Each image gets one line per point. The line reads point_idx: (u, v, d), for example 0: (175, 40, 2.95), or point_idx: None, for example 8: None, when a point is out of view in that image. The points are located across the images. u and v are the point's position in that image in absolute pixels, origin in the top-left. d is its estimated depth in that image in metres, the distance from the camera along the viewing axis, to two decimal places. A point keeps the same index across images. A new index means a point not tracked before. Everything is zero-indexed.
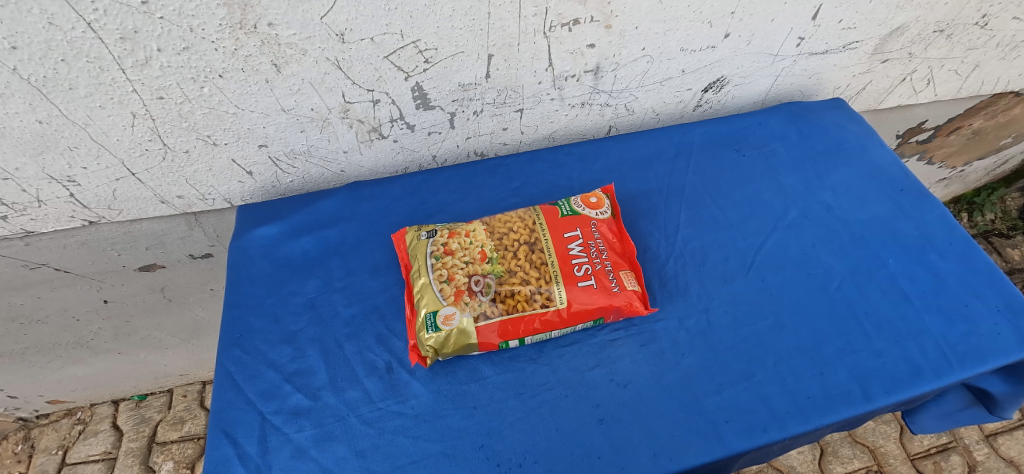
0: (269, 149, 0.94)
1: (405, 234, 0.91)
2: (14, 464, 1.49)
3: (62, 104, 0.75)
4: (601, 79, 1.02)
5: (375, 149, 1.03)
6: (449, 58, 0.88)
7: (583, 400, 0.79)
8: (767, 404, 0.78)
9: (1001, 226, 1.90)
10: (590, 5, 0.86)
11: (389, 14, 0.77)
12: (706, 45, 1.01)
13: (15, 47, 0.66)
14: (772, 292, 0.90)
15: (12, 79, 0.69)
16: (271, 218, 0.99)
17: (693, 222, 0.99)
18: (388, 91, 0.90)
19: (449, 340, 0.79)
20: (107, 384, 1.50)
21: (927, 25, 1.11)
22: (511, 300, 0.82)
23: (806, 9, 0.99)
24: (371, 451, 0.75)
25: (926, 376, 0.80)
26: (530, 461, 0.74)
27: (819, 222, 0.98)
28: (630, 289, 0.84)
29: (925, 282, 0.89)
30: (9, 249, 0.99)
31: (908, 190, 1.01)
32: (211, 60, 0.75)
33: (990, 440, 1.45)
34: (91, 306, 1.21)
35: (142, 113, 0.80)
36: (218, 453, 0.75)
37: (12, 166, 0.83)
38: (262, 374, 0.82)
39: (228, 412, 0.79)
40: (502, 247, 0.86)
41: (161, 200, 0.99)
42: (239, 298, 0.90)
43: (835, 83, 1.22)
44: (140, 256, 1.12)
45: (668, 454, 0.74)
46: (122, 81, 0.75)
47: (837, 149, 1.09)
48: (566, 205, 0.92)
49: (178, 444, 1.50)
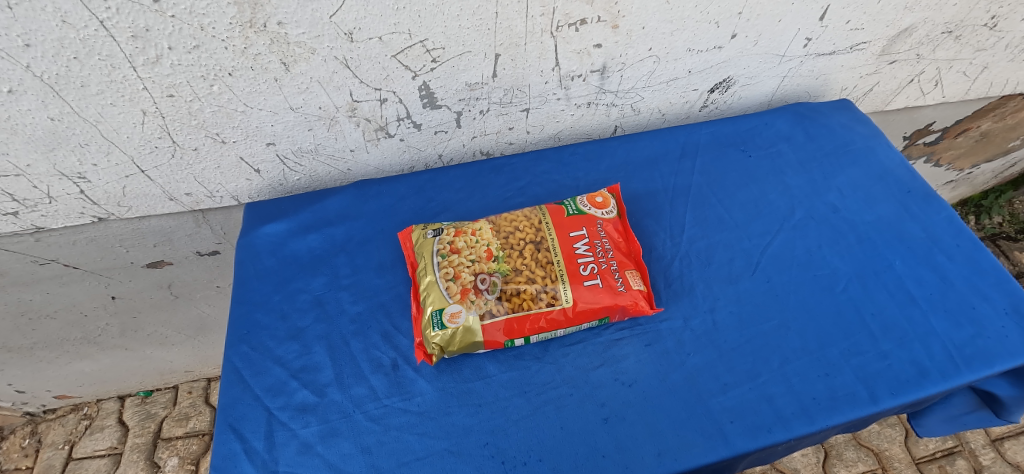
0: (277, 147, 0.95)
1: (410, 232, 0.92)
2: (20, 459, 1.50)
3: (74, 102, 0.76)
4: (607, 80, 1.02)
5: (380, 148, 1.03)
6: (456, 58, 0.89)
7: (587, 398, 0.79)
8: (772, 404, 0.78)
9: (1009, 229, 1.88)
10: (597, 5, 0.86)
11: (397, 14, 0.78)
12: (713, 45, 1.01)
13: (29, 44, 0.67)
14: (778, 293, 0.89)
15: (25, 77, 0.70)
16: (278, 216, 1.00)
17: (699, 222, 0.99)
18: (394, 90, 0.91)
19: (455, 338, 0.80)
20: (114, 380, 1.51)
21: (936, 26, 1.10)
22: (517, 299, 0.82)
23: (813, 10, 0.99)
24: (376, 448, 0.76)
25: (933, 378, 0.80)
26: (534, 459, 0.75)
27: (825, 223, 0.98)
28: (635, 289, 0.84)
29: (933, 284, 0.89)
30: (19, 244, 1.00)
31: (915, 191, 1.01)
32: (221, 58, 0.76)
33: (997, 444, 1.44)
34: (99, 302, 1.22)
35: (152, 111, 0.81)
36: (224, 448, 0.76)
37: (23, 162, 0.83)
38: (268, 370, 0.83)
39: (234, 408, 0.80)
40: (508, 246, 0.86)
41: (169, 198, 1.00)
42: (247, 295, 0.91)
43: (842, 84, 1.22)
44: (148, 253, 1.13)
45: (673, 454, 0.74)
46: (133, 79, 0.75)
47: (844, 150, 1.09)
48: (571, 204, 0.93)
49: (183, 440, 1.51)
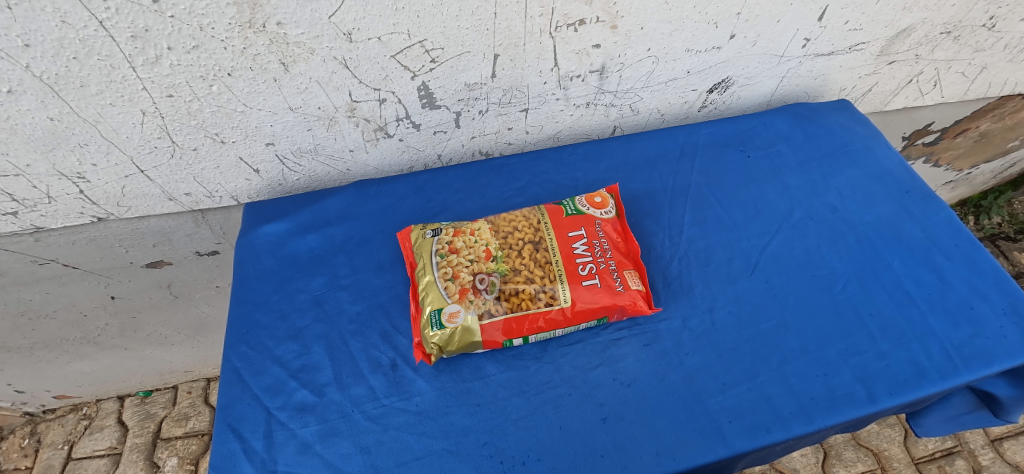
0: (276, 147, 0.95)
1: (409, 232, 0.92)
2: (20, 459, 1.50)
3: (73, 102, 0.76)
4: (606, 80, 1.02)
5: (380, 148, 1.03)
6: (455, 58, 0.89)
7: (586, 398, 0.79)
8: (771, 404, 0.78)
9: (1009, 230, 1.88)
10: (596, 5, 0.86)
11: (396, 14, 0.78)
12: (711, 46, 1.01)
13: (28, 45, 0.67)
14: (777, 293, 0.90)
15: (24, 77, 0.71)
16: (277, 216, 1.00)
17: (698, 223, 0.99)
18: (394, 90, 0.91)
19: (454, 338, 0.80)
20: (114, 380, 1.51)
21: (934, 26, 1.11)
22: (516, 299, 0.82)
23: (812, 10, 0.99)
24: (375, 448, 0.76)
25: (932, 378, 0.80)
26: (533, 459, 0.75)
27: (824, 224, 0.98)
28: (634, 289, 0.85)
29: (931, 284, 0.89)
30: (18, 244, 1.00)
31: (914, 192, 1.01)
32: (220, 58, 0.76)
33: (996, 444, 1.44)
34: (98, 302, 1.22)
35: (151, 111, 0.81)
36: (224, 448, 0.76)
37: (23, 162, 0.83)
38: (267, 370, 0.83)
39: (233, 407, 0.80)
40: (507, 246, 0.86)
41: (169, 198, 1.00)
42: (247, 295, 0.91)
43: (841, 85, 1.22)
44: (147, 253, 1.13)
45: (671, 454, 0.74)
46: (132, 79, 0.76)
47: (843, 150, 1.09)
48: (570, 204, 0.93)
49: (183, 440, 1.51)
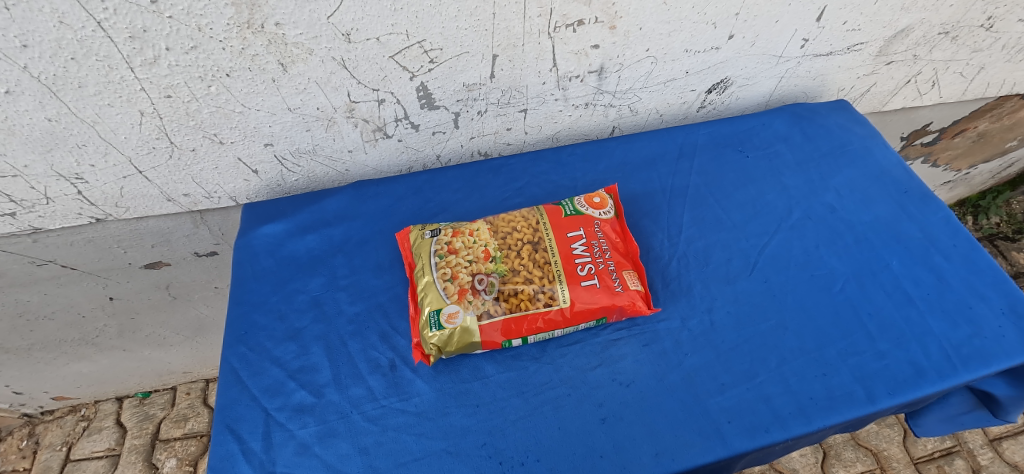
0: (276, 148, 0.95)
1: (408, 233, 0.92)
2: (18, 460, 1.49)
3: (72, 102, 0.76)
4: (605, 80, 1.02)
5: (380, 149, 1.03)
6: (454, 58, 0.89)
7: (585, 399, 0.79)
8: (769, 404, 0.78)
9: (1007, 230, 1.89)
10: (595, 5, 0.86)
11: (395, 14, 0.78)
12: (710, 46, 1.01)
13: (26, 45, 0.67)
14: (776, 293, 0.90)
15: (22, 77, 0.70)
16: (276, 216, 1.00)
17: (697, 223, 0.99)
18: (393, 91, 0.91)
19: (453, 339, 0.80)
20: (112, 381, 1.51)
21: (932, 27, 1.11)
22: (515, 299, 0.82)
23: (811, 11, 0.99)
24: (374, 448, 0.76)
25: (930, 378, 0.80)
26: (532, 459, 0.75)
27: (822, 224, 0.98)
28: (633, 289, 0.84)
29: (930, 284, 0.89)
30: (16, 245, 1.00)
31: (912, 192, 1.01)
32: (218, 59, 0.76)
33: (995, 444, 1.44)
34: (96, 303, 1.22)
35: (150, 111, 0.81)
36: (223, 449, 0.76)
37: (21, 163, 0.83)
38: (266, 370, 0.83)
39: (232, 408, 0.79)
40: (506, 246, 0.86)
41: (168, 198, 1.00)
42: (246, 295, 0.91)
43: (840, 85, 1.22)
44: (146, 254, 1.13)
45: (671, 454, 0.74)
46: (130, 80, 0.75)
47: (842, 150, 1.09)
48: (569, 204, 0.93)
49: (181, 441, 1.51)
